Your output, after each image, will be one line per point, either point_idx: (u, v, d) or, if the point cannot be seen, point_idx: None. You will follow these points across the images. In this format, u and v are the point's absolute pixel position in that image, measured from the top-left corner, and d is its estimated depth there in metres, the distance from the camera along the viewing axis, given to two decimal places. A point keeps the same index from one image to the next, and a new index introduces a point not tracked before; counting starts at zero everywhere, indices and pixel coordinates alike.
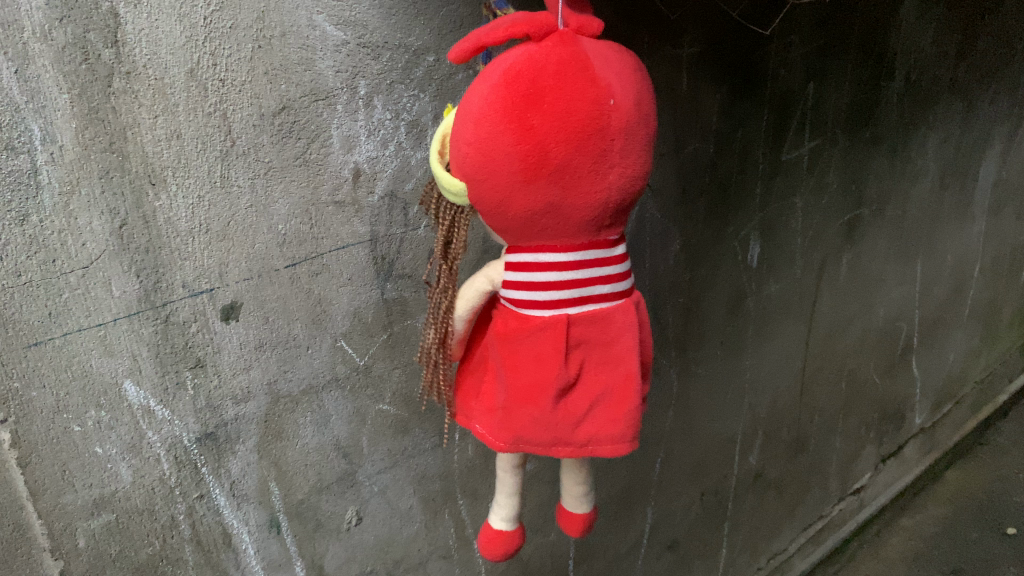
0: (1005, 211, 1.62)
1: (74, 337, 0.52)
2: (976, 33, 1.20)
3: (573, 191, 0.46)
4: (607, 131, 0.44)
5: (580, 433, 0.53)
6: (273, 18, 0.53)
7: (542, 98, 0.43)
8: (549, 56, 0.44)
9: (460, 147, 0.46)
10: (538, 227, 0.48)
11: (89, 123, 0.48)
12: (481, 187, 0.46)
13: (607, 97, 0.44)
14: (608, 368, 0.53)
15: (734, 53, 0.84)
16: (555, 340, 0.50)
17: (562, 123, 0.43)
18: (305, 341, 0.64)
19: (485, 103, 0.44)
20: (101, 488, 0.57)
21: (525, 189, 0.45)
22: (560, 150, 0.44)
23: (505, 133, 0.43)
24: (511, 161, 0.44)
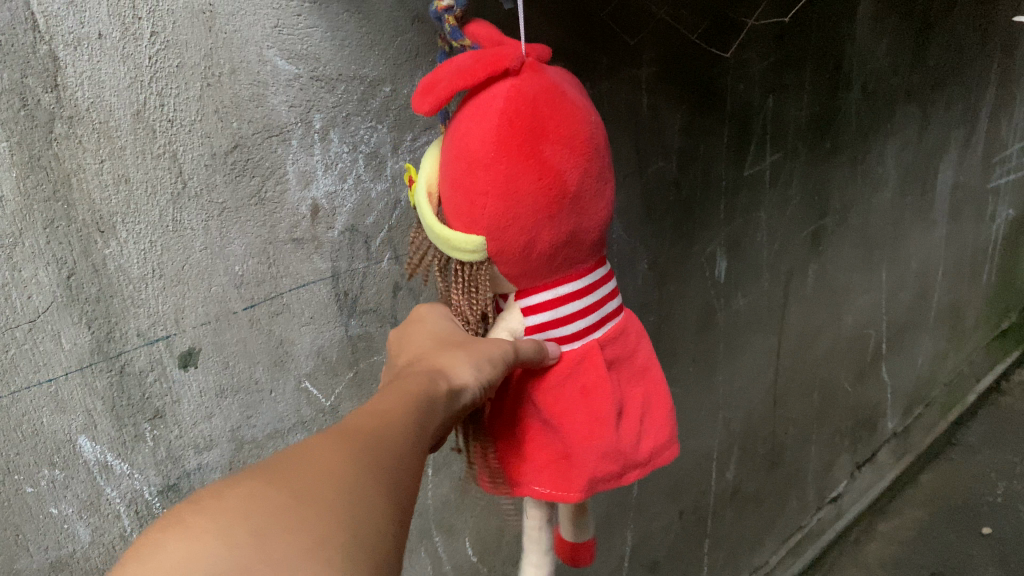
0: (964, 214, 1.64)
1: (22, 395, 0.50)
2: (928, 42, 1.22)
3: (587, 212, 0.46)
4: (599, 148, 0.45)
5: (642, 449, 0.54)
6: (222, 55, 0.51)
7: (546, 129, 0.43)
8: (533, 86, 0.43)
9: (469, 198, 0.43)
10: (558, 260, 0.47)
11: (30, 171, 0.46)
12: (502, 234, 0.44)
13: (589, 114, 0.45)
14: (638, 378, 0.55)
15: (693, 71, 0.84)
16: (596, 367, 0.51)
17: (571, 148, 0.43)
18: (267, 385, 0.62)
19: (489, 146, 0.42)
20: (57, 550, 0.55)
21: (550, 223, 0.44)
22: (575, 174, 0.44)
23: (524, 173, 0.42)
24: (537, 198, 0.43)
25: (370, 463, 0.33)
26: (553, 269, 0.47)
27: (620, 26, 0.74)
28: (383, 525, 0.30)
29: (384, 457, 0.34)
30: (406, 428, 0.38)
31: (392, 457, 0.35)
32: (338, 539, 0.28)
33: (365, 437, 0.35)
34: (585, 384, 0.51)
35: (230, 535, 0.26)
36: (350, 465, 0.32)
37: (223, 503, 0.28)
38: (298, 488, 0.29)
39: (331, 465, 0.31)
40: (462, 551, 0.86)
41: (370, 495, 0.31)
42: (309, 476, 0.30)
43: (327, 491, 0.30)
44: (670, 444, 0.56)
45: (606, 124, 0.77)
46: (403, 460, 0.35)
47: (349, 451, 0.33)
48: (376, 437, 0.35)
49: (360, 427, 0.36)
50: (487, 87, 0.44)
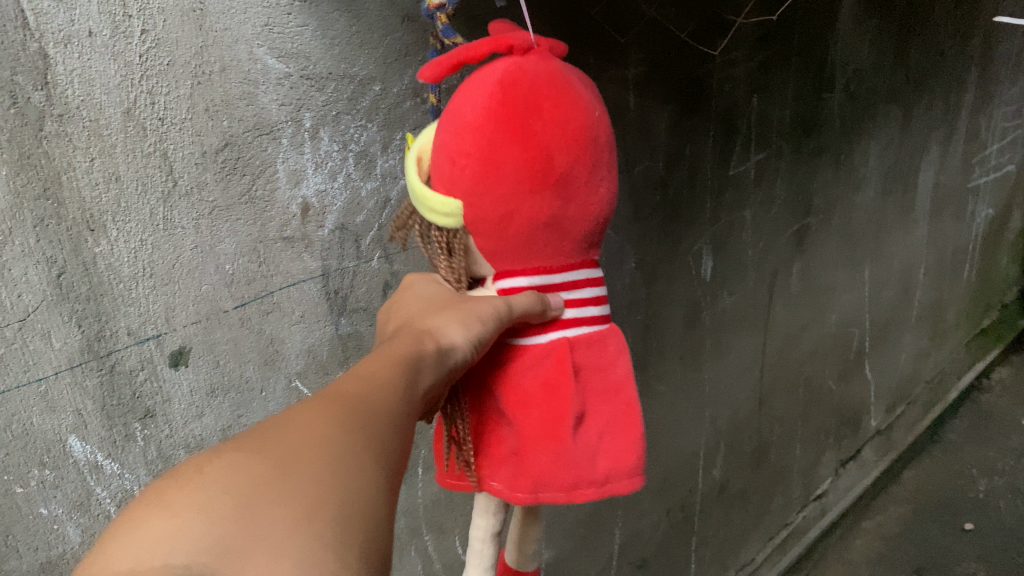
0: (945, 213, 1.66)
1: (12, 395, 0.50)
2: (908, 43, 1.24)
3: (574, 201, 0.45)
4: (600, 140, 0.45)
5: (599, 468, 0.49)
6: (212, 53, 0.51)
7: (540, 106, 0.42)
8: (537, 69, 0.44)
9: (453, 160, 0.44)
10: (537, 243, 0.46)
11: (19, 169, 0.46)
12: (478, 203, 0.44)
13: (594, 108, 0.45)
14: (613, 397, 0.50)
15: (680, 71, 0.85)
16: (559, 364, 0.48)
17: (563, 130, 0.43)
18: (258, 384, 0.62)
19: (479, 113, 0.43)
20: (48, 551, 0.55)
21: (530, 200, 0.44)
22: (564, 157, 0.43)
23: (508, 143, 0.42)
24: (517, 171, 0.43)
25: (356, 431, 0.32)
26: (528, 249, 0.46)
27: (611, 25, 0.75)
28: (374, 491, 0.30)
29: (369, 423, 0.34)
30: (393, 394, 0.37)
31: (378, 424, 0.34)
32: (328, 506, 0.27)
33: (351, 405, 0.34)
34: (545, 378, 0.49)
35: (212, 512, 0.25)
36: (336, 434, 0.31)
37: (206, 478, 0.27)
38: (285, 460, 0.28)
39: (315, 434, 0.31)
40: (452, 550, 0.86)
41: (359, 462, 0.30)
42: (294, 446, 0.29)
43: (314, 460, 0.29)
44: (636, 477, 0.50)
45: None
46: (387, 427, 0.35)
47: (335, 421, 0.32)
48: (362, 404, 0.35)
49: (344, 396, 0.35)
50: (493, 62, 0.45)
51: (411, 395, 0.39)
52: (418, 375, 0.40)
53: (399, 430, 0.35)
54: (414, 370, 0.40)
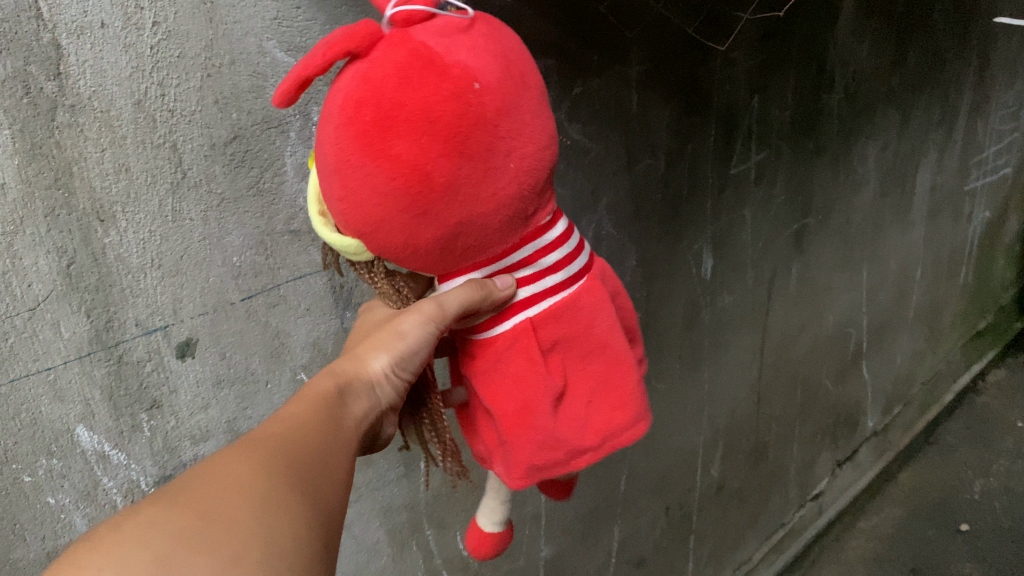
0: (942, 215, 1.67)
1: (21, 383, 0.50)
2: (907, 45, 1.25)
3: (482, 202, 0.40)
4: (483, 121, 0.38)
5: (590, 435, 0.49)
6: (221, 46, 0.51)
7: (393, 119, 0.37)
8: (383, 68, 0.37)
9: (337, 201, 0.41)
10: (454, 247, 0.42)
11: (31, 159, 0.46)
12: (379, 237, 0.41)
13: (468, 83, 0.38)
14: (596, 357, 0.49)
15: (682, 68, 0.86)
16: (524, 355, 0.47)
17: (428, 134, 0.37)
18: (263, 376, 0.63)
19: (337, 147, 0.38)
20: (54, 540, 0.55)
21: (426, 219, 0.39)
22: (441, 164, 0.38)
23: (384, 174, 0.38)
24: (407, 198, 0.38)
25: (278, 477, 0.36)
26: (452, 260, 0.44)
27: (616, 19, 0.76)
28: (299, 534, 0.33)
29: (296, 467, 0.38)
30: (321, 428, 0.43)
31: (303, 468, 0.38)
32: (252, 553, 0.30)
33: (279, 450, 0.39)
34: (513, 373, 0.47)
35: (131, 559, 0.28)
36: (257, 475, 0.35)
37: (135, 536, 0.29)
38: (203, 515, 0.31)
39: (237, 484, 0.34)
40: (453, 545, 0.86)
41: (285, 509, 0.34)
42: (215, 500, 0.33)
43: (236, 511, 0.32)
44: (635, 427, 0.50)
45: (598, 120, 0.79)
46: (314, 468, 0.39)
47: (259, 470, 0.36)
48: (290, 445, 0.40)
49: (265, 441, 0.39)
50: (347, 70, 0.40)
51: (339, 425, 0.45)
52: (344, 407, 0.47)
53: (330, 469, 0.41)
54: (340, 403, 0.47)
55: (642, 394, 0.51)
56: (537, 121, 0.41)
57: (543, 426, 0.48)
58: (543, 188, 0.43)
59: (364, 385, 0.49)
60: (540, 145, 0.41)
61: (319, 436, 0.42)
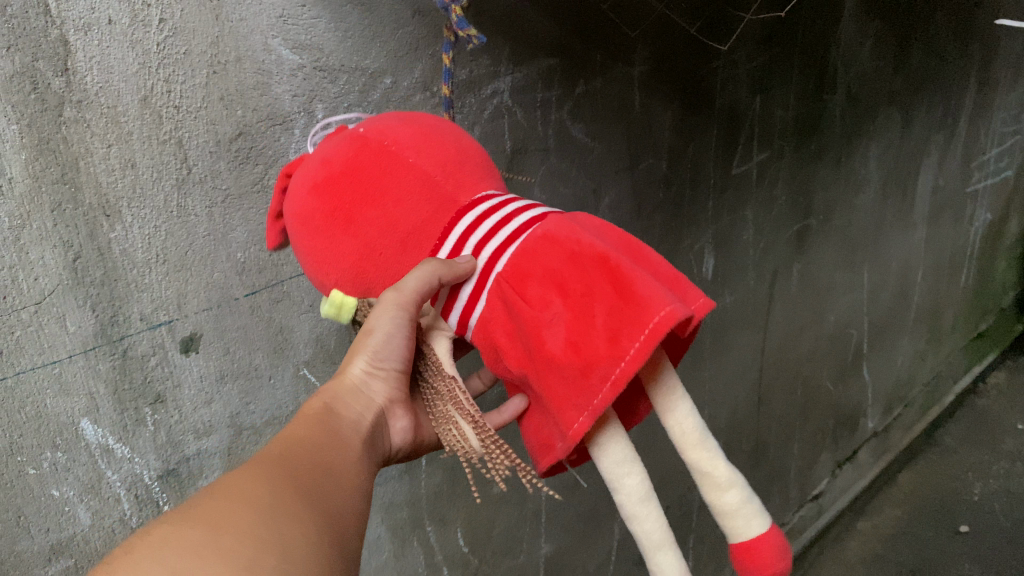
0: (944, 217, 1.67)
1: (27, 376, 0.50)
2: (909, 47, 1.25)
3: (397, 194, 0.41)
4: (370, 145, 0.42)
5: (599, 354, 0.37)
6: (227, 44, 0.52)
7: (305, 186, 0.43)
8: (299, 169, 0.44)
9: (317, 279, 0.45)
10: (405, 245, 0.42)
11: (39, 154, 0.46)
12: (332, 271, 0.43)
13: (352, 135, 0.43)
14: (569, 270, 0.38)
15: (685, 69, 0.86)
16: (502, 317, 0.40)
17: (330, 177, 0.42)
18: (266, 371, 0.63)
19: (294, 239, 0.44)
20: (58, 533, 0.55)
21: (359, 234, 0.41)
22: (344, 187, 0.41)
23: (309, 219, 0.42)
24: (333, 223, 0.41)
25: (287, 486, 0.35)
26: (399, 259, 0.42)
27: (620, 19, 0.76)
28: (310, 540, 0.33)
29: (302, 477, 0.37)
30: (320, 441, 0.42)
31: (309, 475, 0.38)
32: (266, 559, 0.30)
33: (285, 461, 0.38)
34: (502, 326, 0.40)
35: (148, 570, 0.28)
36: (270, 486, 0.34)
37: (150, 552, 0.29)
38: (215, 524, 0.31)
39: (249, 495, 0.33)
40: (454, 542, 0.86)
41: (295, 516, 0.33)
42: (226, 509, 0.32)
43: (248, 519, 0.31)
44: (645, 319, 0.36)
45: (601, 119, 0.79)
46: (325, 480, 0.38)
47: (269, 480, 0.35)
48: (292, 457, 0.39)
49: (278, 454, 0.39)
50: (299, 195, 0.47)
51: (331, 434, 0.44)
52: (334, 419, 0.45)
53: (338, 477, 0.40)
54: (331, 415, 0.45)
55: (640, 281, 0.37)
56: (434, 130, 0.44)
57: (552, 353, 0.38)
58: (458, 162, 0.43)
59: (353, 397, 0.48)
60: (441, 139, 0.43)
61: (316, 446, 0.41)
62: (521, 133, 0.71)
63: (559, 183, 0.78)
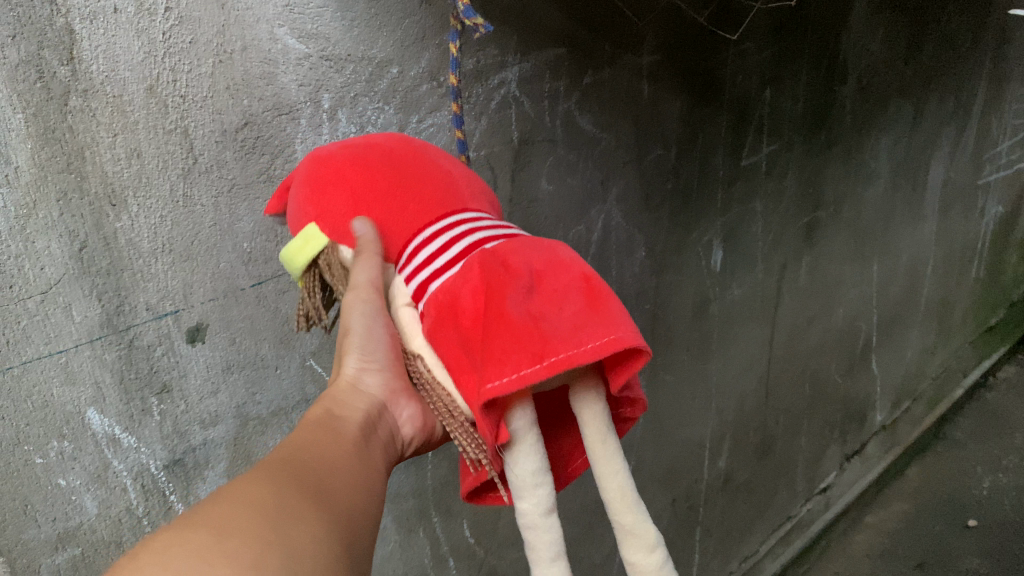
0: (954, 210, 1.66)
1: (34, 365, 0.50)
2: (920, 39, 1.24)
3: (419, 172, 0.43)
4: (416, 144, 0.45)
5: (564, 337, 0.35)
6: (234, 33, 0.52)
7: (339, 147, 0.45)
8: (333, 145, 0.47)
9: (300, 226, 0.44)
10: (395, 209, 0.41)
11: (45, 143, 0.46)
12: (322, 209, 0.43)
13: (403, 135, 0.46)
14: (557, 274, 0.37)
15: (694, 59, 0.86)
16: (470, 269, 0.37)
17: (368, 144, 0.44)
18: (273, 361, 0.64)
19: (298, 187, 0.45)
20: (65, 522, 0.55)
21: (366, 183, 0.42)
22: (378, 150, 0.44)
23: (335, 165, 0.43)
24: (360, 173, 0.42)
25: (295, 487, 0.35)
26: (391, 223, 0.41)
27: (629, 8, 0.76)
28: (317, 543, 0.32)
29: (309, 480, 0.36)
30: (326, 442, 0.41)
31: (314, 479, 0.37)
32: (271, 559, 0.29)
33: (290, 464, 0.37)
34: (467, 282, 0.37)
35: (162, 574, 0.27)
36: (277, 492, 0.34)
37: (156, 555, 0.28)
38: (220, 525, 0.30)
39: (258, 500, 0.32)
40: (458, 533, 0.86)
41: (305, 517, 0.33)
42: (237, 508, 0.31)
43: (252, 520, 0.31)
44: (622, 337, 0.35)
45: (609, 109, 0.79)
46: (332, 485, 0.38)
47: (275, 483, 0.34)
48: (298, 460, 0.38)
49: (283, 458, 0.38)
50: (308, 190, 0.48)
51: (336, 431, 0.43)
52: (336, 420, 0.44)
53: (345, 481, 0.39)
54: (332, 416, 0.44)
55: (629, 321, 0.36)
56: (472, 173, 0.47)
57: (510, 311, 0.35)
58: (479, 190, 0.45)
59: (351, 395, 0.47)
60: (479, 181, 0.46)
61: (325, 452, 0.40)
62: (528, 124, 0.71)
63: (566, 174, 0.77)
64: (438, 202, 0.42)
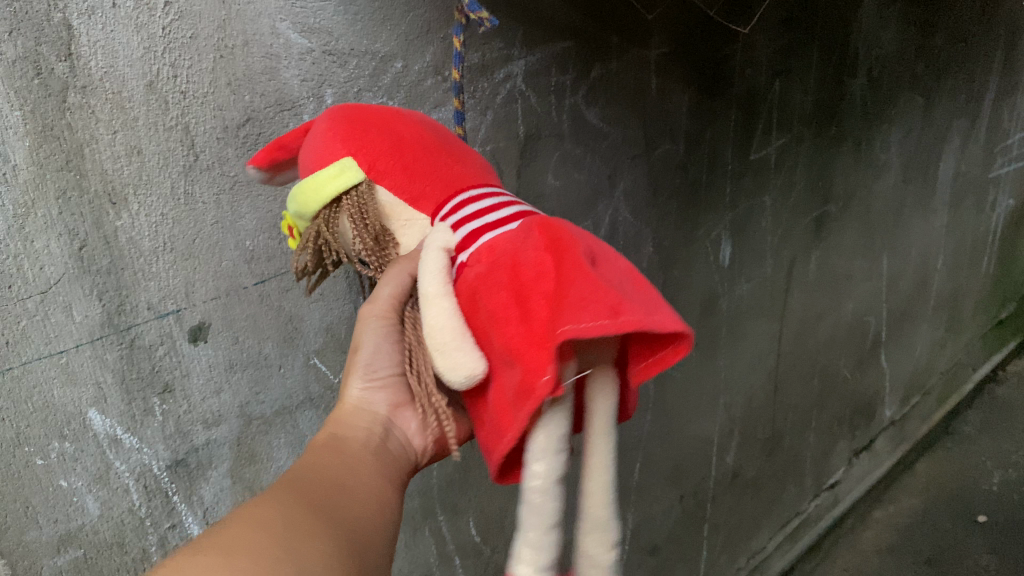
0: (965, 203, 1.65)
1: (34, 366, 0.49)
2: (932, 30, 1.23)
3: (458, 145, 0.43)
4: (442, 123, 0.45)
5: (633, 304, 0.35)
6: (235, 27, 0.51)
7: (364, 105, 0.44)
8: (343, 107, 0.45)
9: (322, 161, 0.41)
10: (441, 170, 0.41)
11: (43, 141, 0.45)
12: (360, 145, 0.40)
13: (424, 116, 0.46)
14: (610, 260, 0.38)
15: (703, 51, 0.84)
16: (532, 232, 0.37)
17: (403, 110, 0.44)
18: (276, 361, 0.63)
19: (319, 131, 0.42)
20: (67, 524, 0.54)
21: (412, 136, 0.41)
22: (414, 116, 0.43)
23: (374, 113, 0.42)
24: (407, 127, 0.42)
25: (303, 505, 0.36)
26: (435, 178, 0.40)
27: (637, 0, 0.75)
28: (326, 558, 0.33)
29: (319, 500, 0.37)
30: (334, 461, 0.42)
31: (324, 498, 0.38)
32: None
33: (299, 487, 0.38)
34: (532, 242, 0.37)
35: None
36: (283, 508, 0.35)
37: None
38: (228, 547, 0.30)
39: (267, 518, 0.33)
40: (465, 532, 0.85)
41: (311, 530, 0.34)
42: (244, 527, 0.32)
43: (261, 538, 0.32)
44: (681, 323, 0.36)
45: (617, 104, 0.78)
46: (340, 500, 0.38)
47: (283, 501, 0.35)
48: (304, 480, 0.39)
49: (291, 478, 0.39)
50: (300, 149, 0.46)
51: (336, 452, 0.44)
52: (337, 440, 0.45)
53: (358, 500, 0.40)
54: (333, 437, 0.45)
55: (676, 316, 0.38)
56: None
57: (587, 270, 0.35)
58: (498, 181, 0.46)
59: (352, 415, 0.48)
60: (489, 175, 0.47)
61: (332, 471, 0.41)
62: (534, 119, 0.70)
63: (572, 169, 0.76)
64: (479, 174, 0.42)
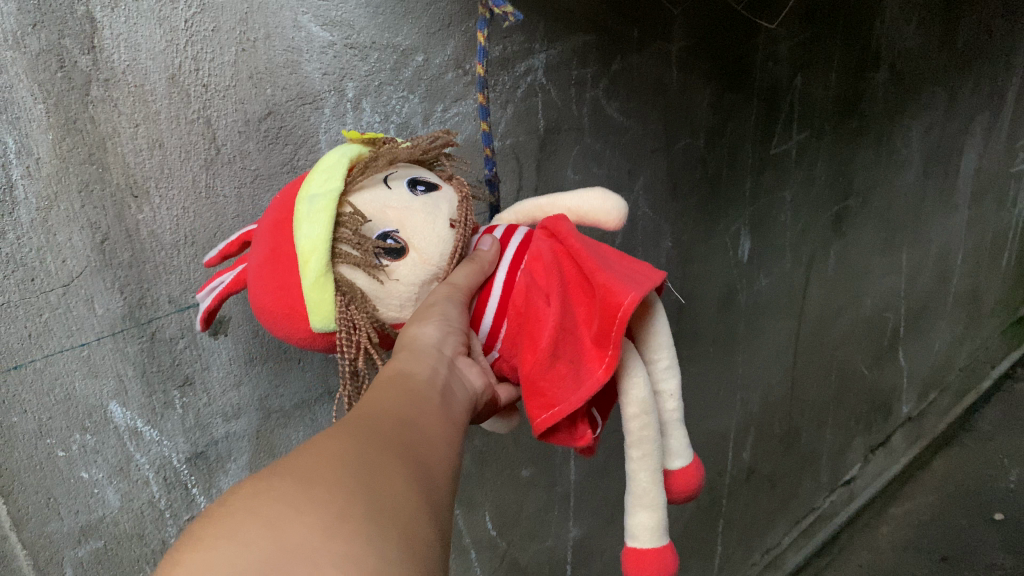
0: (986, 199, 1.63)
1: (55, 359, 0.49)
2: (955, 24, 1.22)
3: None
4: None
5: None
6: (257, 20, 0.51)
7: None
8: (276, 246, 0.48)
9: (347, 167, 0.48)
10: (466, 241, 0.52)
11: (66, 133, 0.45)
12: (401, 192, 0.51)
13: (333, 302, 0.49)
14: None
15: (726, 44, 0.84)
16: None
17: None
18: (295, 354, 0.63)
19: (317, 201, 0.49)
20: (88, 515, 0.54)
21: None
22: None
23: None
24: None
25: (372, 441, 0.32)
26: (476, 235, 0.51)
27: None
28: (405, 491, 0.29)
29: (389, 435, 0.33)
30: (399, 397, 0.38)
31: (398, 432, 0.34)
32: (358, 510, 0.26)
33: (369, 419, 0.34)
34: None
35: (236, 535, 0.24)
36: (352, 443, 0.31)
37: (244, 505, 0.25)
38: (306, 480, 0.27)
39: (337, 453, 0.29)
40: (480, 526, 0.85)
41: (384, 468, 0.30)
42: (312, 463, 0.28)
43: (335, 475, 0.28)
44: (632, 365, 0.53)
45: (637, 97, 0.77)
46: (410, 437, 0.34)
47: (352, 437, 0.31)
48: (370, 416, 0.35)
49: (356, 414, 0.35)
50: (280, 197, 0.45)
51: (408, 395, 0.38)
52: (409, 381, 0.40)
53: (430, 436, 0.36)
54: (403, 377, 0.40)
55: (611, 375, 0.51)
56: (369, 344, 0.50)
57: None
58: None
59: (419, 356, 0.42)
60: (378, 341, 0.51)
61: (408, 406, 0.37)
62: (555, 113, 0.70)
63: (593, 164, 0.76)
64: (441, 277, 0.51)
